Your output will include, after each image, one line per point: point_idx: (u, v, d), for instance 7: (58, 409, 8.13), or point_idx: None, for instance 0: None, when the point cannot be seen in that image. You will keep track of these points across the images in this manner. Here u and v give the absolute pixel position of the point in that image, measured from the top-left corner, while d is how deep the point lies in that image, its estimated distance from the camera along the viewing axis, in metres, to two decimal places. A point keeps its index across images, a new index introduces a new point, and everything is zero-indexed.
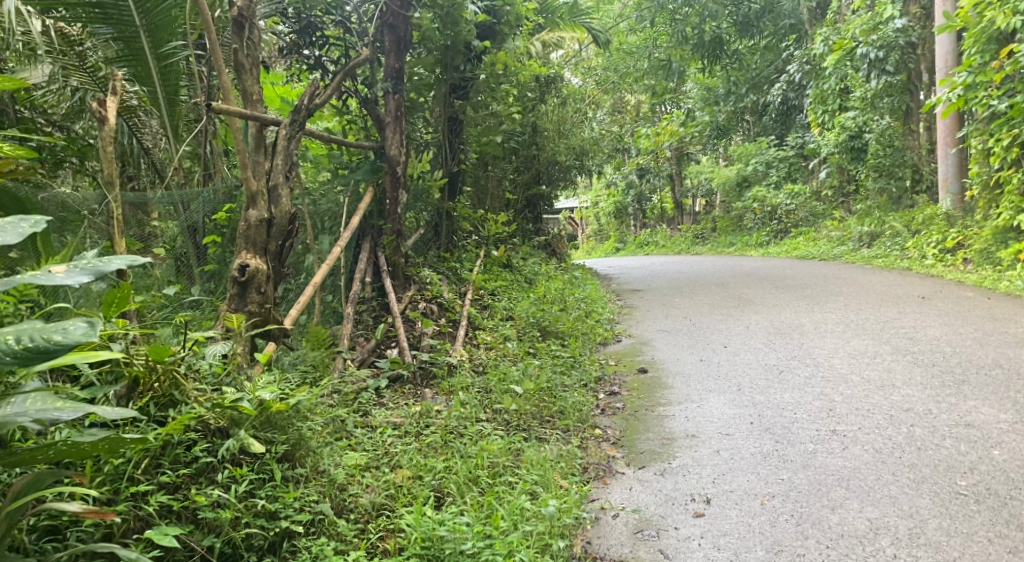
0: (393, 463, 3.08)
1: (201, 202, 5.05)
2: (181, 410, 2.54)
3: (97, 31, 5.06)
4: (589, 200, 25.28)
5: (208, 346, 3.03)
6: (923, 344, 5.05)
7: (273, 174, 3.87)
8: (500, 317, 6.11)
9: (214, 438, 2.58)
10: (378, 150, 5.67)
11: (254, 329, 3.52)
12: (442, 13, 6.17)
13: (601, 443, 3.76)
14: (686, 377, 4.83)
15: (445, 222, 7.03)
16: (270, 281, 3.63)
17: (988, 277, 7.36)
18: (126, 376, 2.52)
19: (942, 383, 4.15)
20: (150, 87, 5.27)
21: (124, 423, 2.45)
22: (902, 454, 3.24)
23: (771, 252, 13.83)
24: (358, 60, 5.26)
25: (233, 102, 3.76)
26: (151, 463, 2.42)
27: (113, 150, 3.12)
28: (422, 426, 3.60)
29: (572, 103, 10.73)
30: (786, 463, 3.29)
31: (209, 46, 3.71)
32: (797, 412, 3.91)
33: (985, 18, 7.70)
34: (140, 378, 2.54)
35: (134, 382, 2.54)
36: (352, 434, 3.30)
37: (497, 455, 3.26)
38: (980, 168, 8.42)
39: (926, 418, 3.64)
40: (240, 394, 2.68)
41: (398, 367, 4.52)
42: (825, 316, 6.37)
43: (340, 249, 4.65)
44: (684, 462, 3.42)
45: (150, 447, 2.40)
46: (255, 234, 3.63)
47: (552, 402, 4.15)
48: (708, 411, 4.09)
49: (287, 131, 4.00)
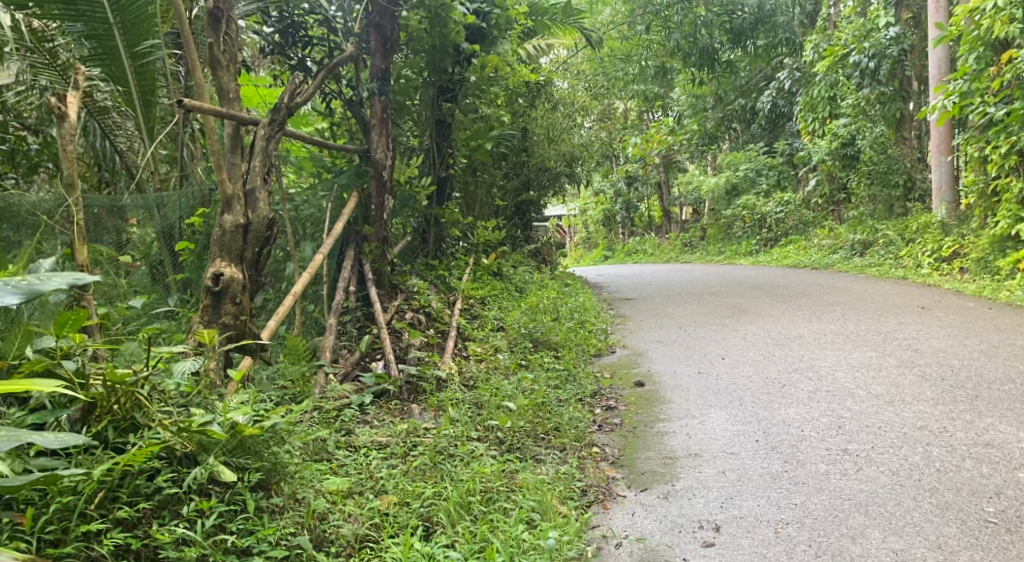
0: (378, 488, 2.86)
1: (176, 203, 4.84)
2: (142, 436, 2.31)
3: (70, 28, 4.88)
4: (577, 208, 25.19)
5: (176, 362, 2.78)
6: (929, 356, 4.88)
7: (250, 177, 3.57)
8: (490, 326, 5.92)
9: (180, 467, 2.35)
10: (364, 154, 5.46)
11: (227, 343, 3.29)
12: (430, 13, 5.96)
13: (599, 463, 3.55)
14: (684, 390, 4.62)
15: (433, 229, 6.81)
16: (247, 291, 3.40)
17: (986, 287, 7.23)
18: (81, 398, 2.29)
19: (954, 398, 3.98)
20: (124, 88, 5.05)
21: (75, 451, 2.22)
22: (921, 477, 3.06)
23: (761, 261, 13.72)
24: (339, 58, 5.04)
25: (207, 101, 3.48)
26: (107, 496, 2.19)
27: (73, 149, 2.79)
28: (410, 446, 3.38)
29: (563, 109, 10.57)
30: (798, 486, 3.09)
31: (184, 44, 3.44)
32: (805, 429, 3.72)
33: (981, 26, 7.57)
34: (98, 401, 2.30)
35: (91, 404, 2.30)
36: (333, 456, 3.08)
37: (490, 479, 3.04)
38: (977, 176, 8.28)
39: (942, 437, 3.46)
40: (209, 417, 2.44)
41: (384, 382, 4.27)
42: (824, 326, 6.20)
43: (321, 256, 4.48)
44: (688, 484, 3.21)
45: (105, 479, 2.16)
46: (230, 241, 3.39)
47: (547, 419, 3.95)
48: (710, 428, 3.88)
49: (266, 131, 3.69)
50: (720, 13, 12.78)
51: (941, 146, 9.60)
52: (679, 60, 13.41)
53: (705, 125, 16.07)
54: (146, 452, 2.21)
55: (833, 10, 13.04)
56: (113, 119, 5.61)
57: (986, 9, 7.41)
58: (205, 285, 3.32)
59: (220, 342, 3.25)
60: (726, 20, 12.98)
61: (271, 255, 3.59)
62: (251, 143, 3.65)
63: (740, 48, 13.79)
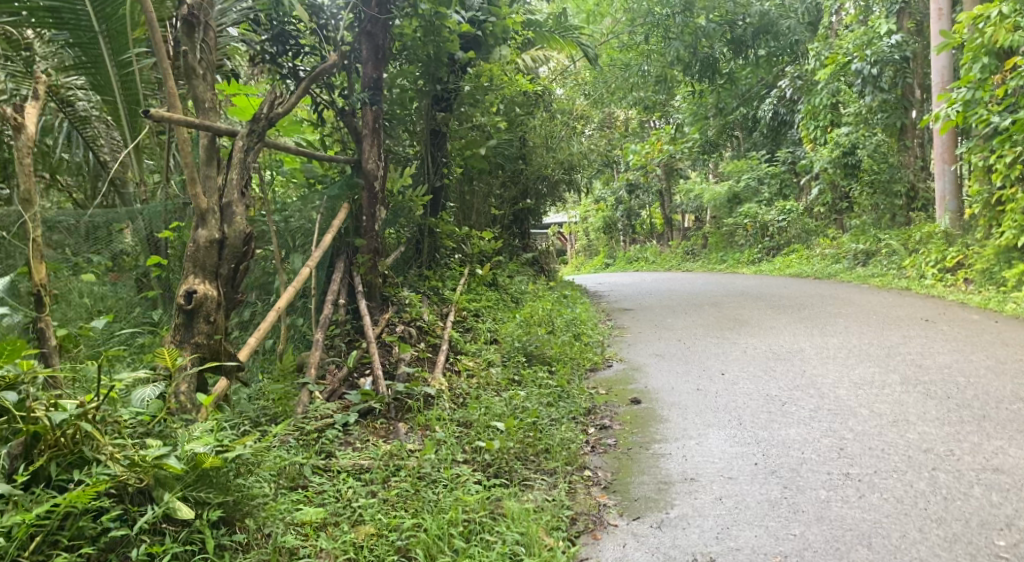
0: (355, 518, 2.75)
1: (147, 216, 4.71)
2: (90, 472, 2.20)
3: (55, 37, 4.78)
4: (577, 216, 25.10)
5: (136, 387, 2.66)
6: (934, 373, 4.73)
7: (227, 190, 3.45)
8: (484, 339, 5.78)
9: (131, 505, 2.26)
10: (354, 165, 5.26)
11: (199, 365, 3.15)
12: (425, 22, 5.77)
13: (590, 487, 3.40)
14: (682, 409, 4.46)
15: (427, 240, 6.65)
16: (222, 309, 3.26)
17: (992, 299, 7.08)
18: (23, 432, 2.17)
19: (961, 418, 3.83)
20: (110, 97, 4.99)
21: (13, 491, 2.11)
22: (927, 506, 2.91)
23: (763, 270, 13.55)
24: (325, 65, 4.69)
25: (181, 112, 3.35)
26: (46, 539, 2.09)
27: (31, 164, 2.65)
28: (392, 470, 3.23)
29: (563, 118, 10.45)
30: (798, 514, 2.95)
31: (159, 53, 3.24)
32: (806, 451, 3.57)
33: (983, 35, 7.43)
34: (41, 434, 2.20)
35: (34, 438, 2.19)
36: (309, 483, 2.97)
37: (474, 508, 2.90)
38: (981, 186, 8.15)
39: (949, 461, 3.31)
40: (166, 451, 2.34)
41: (370, 399, 4.11)
42: (826, 339, 6.06)
43: (308, 269, 4.32)
44: (683, 512, 3.07)
45: (44, 522, 2.06)
46: (204, 257, 3.24)
47: (537, 439, 3.80)
48: (707, 449, 3.74)
49: (245, 142, 3.57)
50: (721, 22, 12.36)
51: (945, 154, 9.45)
52: (680, 70, 13.30)
53: (706, 134, 15.97)
54: (92, 491, 2.11)
55: (834, 18, 12.94)
56: (94, 130, 5.66)
57: (990, 17, 7.27)
58: (177, 302, 3.19)
59: (193, 362, 3.11)
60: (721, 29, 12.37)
61: (247, 271, 3.45)
62: (229, 154, 3.52)
63: (741, 59, 13.67)
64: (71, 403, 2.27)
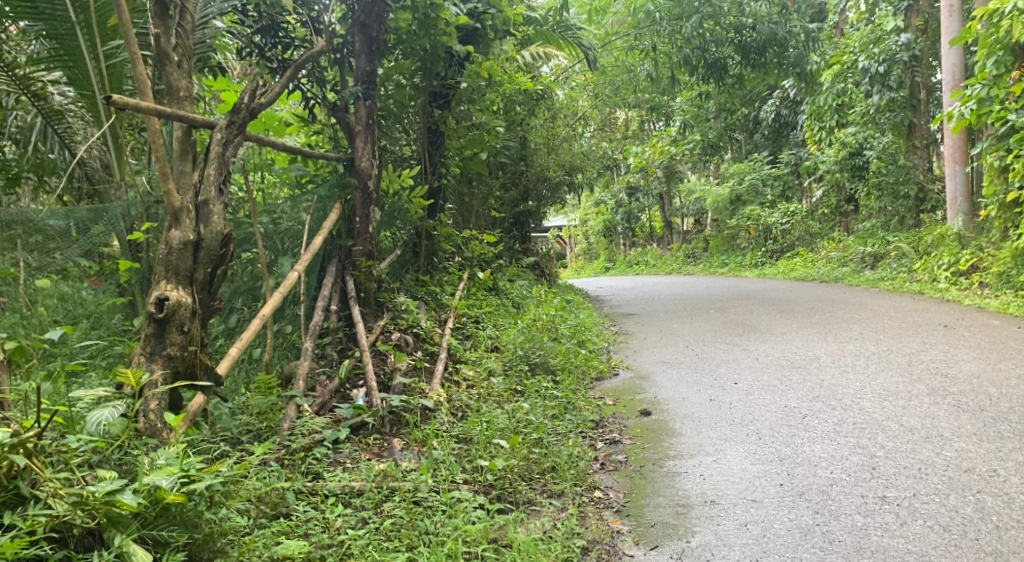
0: (344, 551, 2.51)
1: (109, 219, 4.48)
2: (26, 515, 1.99)
3: (30, 29, 4.52)
4: (578, 218, 24.82)
5: (93, 411, 2.43)
6: (963, 383, 4.44)
7: (204, 187, 3.18)
8: (484, 347, 5.50)
9: (74, 551, 2.05)
10: (347, 164, 4.95)
11: (173, 380, 2.89)
12: (420, 16, 5.49)
13: (602, 511, 3.11)
14: (696, 422, 4.17)
15: (425, 242, 6.33)
16: (197, 317, 2.98)
17: (1011, 303, 6.81)
18: None
19: (1001, 434, 3.55)
20: (88, 91, 4.66)
21: None
22: (979, 537, 2.66)
23: (767, 273, 13.30)
24: (314, 54, 4.40)
25: (151, 102, 3.06)
26: None
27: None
28: (385, 494, 2.95)
29: (565, 118, 10.23)
30: (834, 544, 2.68)
31: (127, 40, 2.95)
32: (834, 471, 3.29)
33: (999, 30, 7.18)
34: None
35: None
36: (293, 511, 2.72)
37: (474, 541, 2.64)
38: (996, 186, 7.84)
39: (994, 483, 3.04)
40: (120, 484, 2.12)
41: (362, 413, 3.78)
42: (841, 346, 5.77)
43: (298, 270, 4.00)
44: (707, 540, 2.79)
45: None
46: (177, 261, 2.97)
47: (543, 456, 3.52)
48: (727, 468, 3.45)
49: (224, 135, 3.30)
50: (732, 31, 11.32)
51: (955, 155, 9.20)
52: (687, 72, 12.45)
53: (708, 135, 15.70)
54: (25, 538, 1.90)
55: (838, 19, 12.78)
56: (70, 125, 5.44)
57: (1007, 11, 6.99)
58: (148, 311, 2.90)
59: (165, 378, 2.85)
60: (737, 38, 11.38)
61: (226, 276, 3.20)
62: (206, 148, 3.25)
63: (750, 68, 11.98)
64: (5, 433, 2.05)
